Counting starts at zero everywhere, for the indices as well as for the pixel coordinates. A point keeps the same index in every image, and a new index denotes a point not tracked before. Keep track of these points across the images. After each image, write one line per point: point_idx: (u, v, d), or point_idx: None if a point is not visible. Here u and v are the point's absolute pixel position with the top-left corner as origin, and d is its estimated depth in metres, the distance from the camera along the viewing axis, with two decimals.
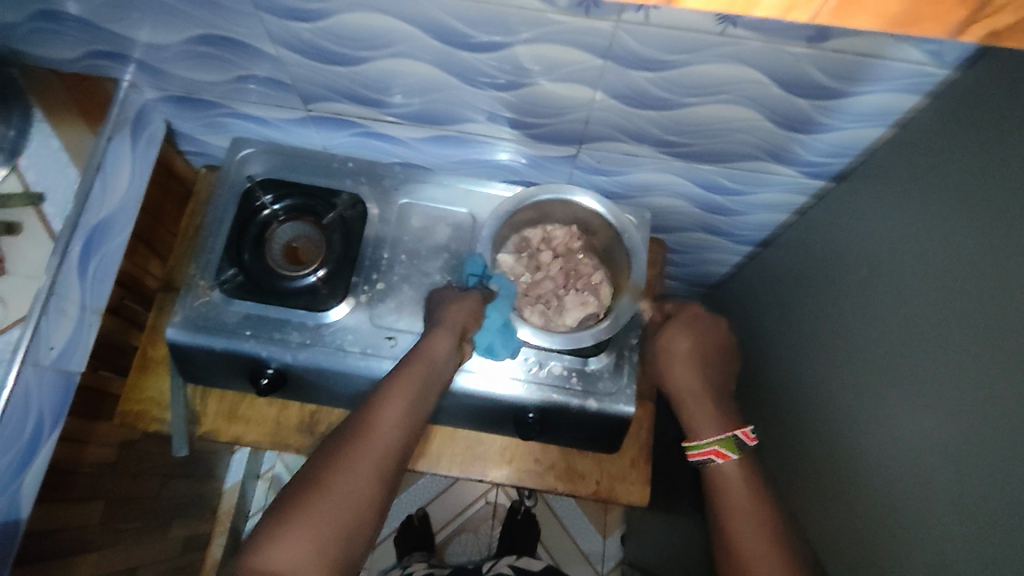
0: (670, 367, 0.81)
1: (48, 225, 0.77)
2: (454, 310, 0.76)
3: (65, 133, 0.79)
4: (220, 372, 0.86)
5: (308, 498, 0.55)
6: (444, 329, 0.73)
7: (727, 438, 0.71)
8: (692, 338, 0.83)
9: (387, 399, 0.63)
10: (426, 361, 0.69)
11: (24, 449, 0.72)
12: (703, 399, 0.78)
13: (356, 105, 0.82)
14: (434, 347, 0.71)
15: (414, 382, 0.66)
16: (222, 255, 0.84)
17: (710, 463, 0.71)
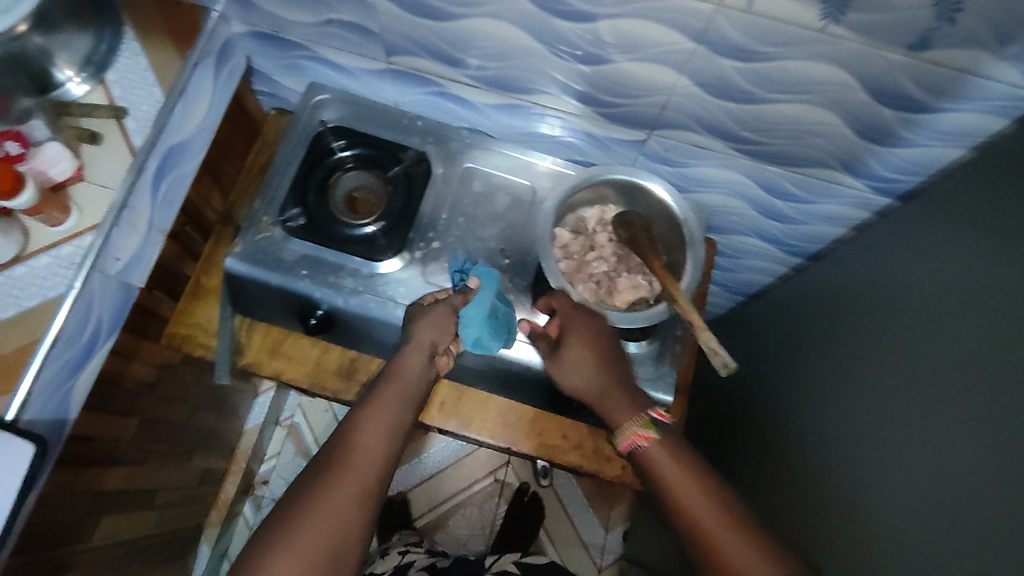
0: (568, 374, 0.73)
1: (129, 138, 0.77)
2: (439, 310, 0.75)
3: (154, 54, 0.81)
4: (272, 307, 0.88)
5: (302, 515, 0.58)
6: (430, 328, 0.74)
7: (648, 421, 0.66)
8: (585, 347, 0.72)
9: (370, 414, 0.66)
10: (407, 371, 0.71)
11: (80, 353, 0.74)
12: (617, 401, 0.70)
13: (434, 62, 0.82)
14: (417, 354, 0.72)
15: (396, 395, 0.69)
16: (286, 195, 0.86)
17: (639, 449, 0.66)
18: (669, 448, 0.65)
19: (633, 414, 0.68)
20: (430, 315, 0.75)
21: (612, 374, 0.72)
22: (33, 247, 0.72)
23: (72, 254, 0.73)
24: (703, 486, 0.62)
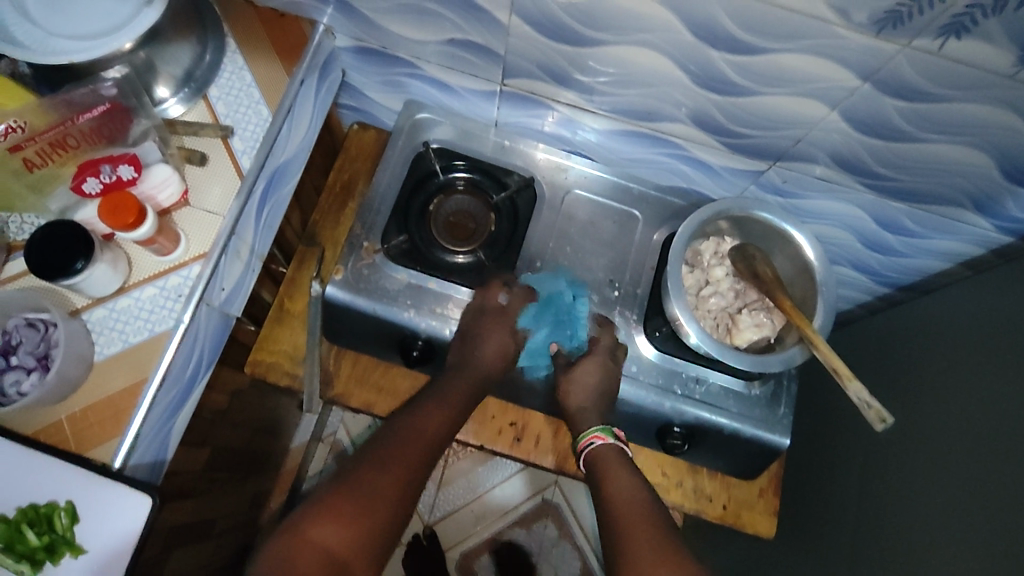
0: (568, 391, 0.78)
1: (236, 160, 0.72)
2: (500, 322, 0.78)
3: (258, 68, 0.76)
4: (368, 336, 0.84)
5: (349, 489, 0.58)
6: (494, 337, 0.77)
7: (607, 432, 0.72)
8: (592, 380, 0.77)
9: (425, 412, 0.69)
10: (468, 373, 0.76)
11: (182, 391, 0.68)
12: (586, 419, 0.76)
13: (552, 84, 0.79)
14: (483, 361, 0.77)
15: (452, 398, 0.72)
16: (389, 219, 0.82)
17: (591, 451, 0.71)
18: (622, 456, 0.70)
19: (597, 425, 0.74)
20: (483, 320, 0.78)
21: (606, 406, 0.77)
22: (139, 277, 0.67)
23: (180, 286, 0.68)
24: (631, 477, 0.66)
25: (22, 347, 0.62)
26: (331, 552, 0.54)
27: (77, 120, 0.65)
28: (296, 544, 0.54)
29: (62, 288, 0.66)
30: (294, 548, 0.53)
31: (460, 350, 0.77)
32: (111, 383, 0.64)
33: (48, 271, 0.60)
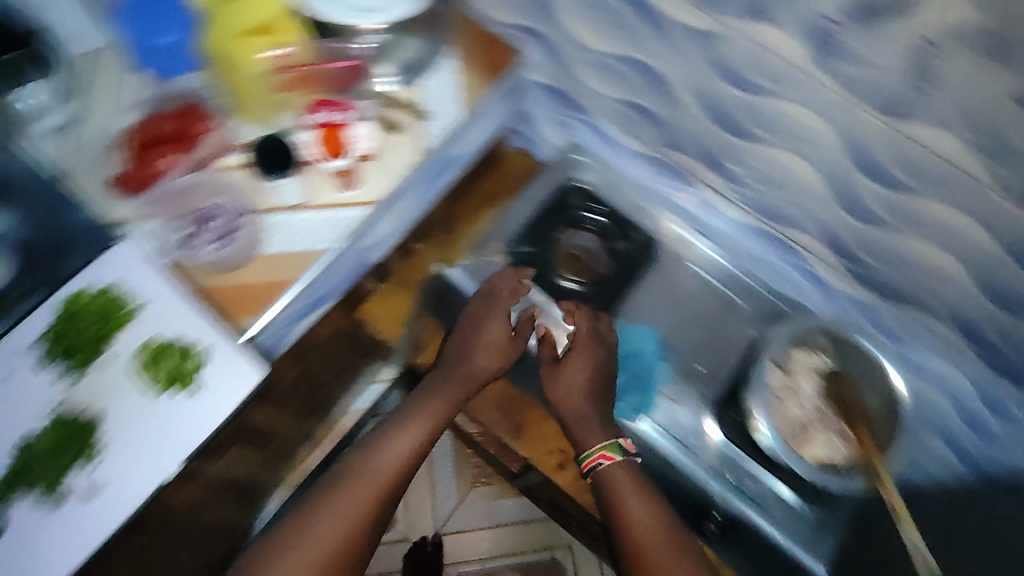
0: (553, 382, 0.86)
1: (420, 139, 0.84)
2: (493, 322, 0.86)
3: (463, 73, 0.89)
4: (466, 321, 0.94)
5: (324, 507, 0.71)
6: (485, 342, 0.86)
7: (614, 444, 0.81)
8: (583, 370, 0.85)
9: (401, 432, 0.79)
10: (447, 390, 0.85)
11: (311, 302, 0.80)
12: (591, 425, 0.83)
13: (704, 165, 0.87)
14: (464, 374, 0.85)
15: (431, 414, 0.82)
16: (523, 230, 0.95)
17: (599, 468, 0.80)
18: (630, 474, 0.80)
19: (603, 441, 0.82)
20: (480, 327, 0.86)
21: (600, 396, 0.85)
22: (320, 201, 0.79)
23: (346, 220, 0.79)
24: (643, 501, 0.77)
25: (217, 220, 0.77)
26: None
27: (328, 65, 0.81)
28: None
29: (263, 183, 0.79)
30: None
31: (445, 374, 0.86)
32: (266, 274, 0.76)
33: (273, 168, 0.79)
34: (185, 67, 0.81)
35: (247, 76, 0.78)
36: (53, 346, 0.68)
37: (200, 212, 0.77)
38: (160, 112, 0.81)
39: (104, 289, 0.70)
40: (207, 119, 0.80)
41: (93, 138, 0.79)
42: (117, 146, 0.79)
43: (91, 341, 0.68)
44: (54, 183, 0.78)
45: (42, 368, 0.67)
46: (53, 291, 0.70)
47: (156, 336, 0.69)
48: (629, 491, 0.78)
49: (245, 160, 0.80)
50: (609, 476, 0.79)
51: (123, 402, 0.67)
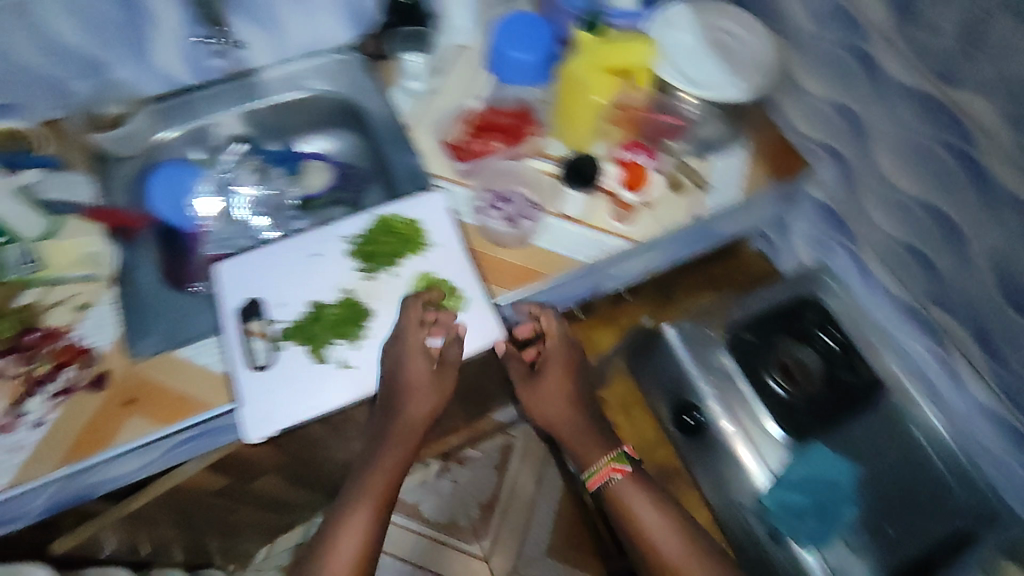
0: (540, 408, 0.86)
1: (694, 205, 0.90)
2: (413, 365, 0.75)
3: (752, 163, 0.93)
4: (663, 380, 0.95)
5: (331, 561, 0.72)
6: (417, 388, 0.76)
7: (618, 454, 0.82)
8: (562, 388, 0.86)
9: (370, 484, 0.76)
10: (398, 450, 0.77)
11: (550, 300, 0.90)
12: (587, 438, 0.84)
13: (972, 339, 0.82)
14: (404, 431, 0.77)
15: (397, 458, 0.77)
16: (749, 318, 0.95)
17: (608, 484, 0.81)
18: (636, 481, 0.81)
19: (605, 453, 0.83)
20: (403, 372, 0.75)
21: (587, 418, 0.85)
22: (593, 221, 0.88)
23: (607, 244, 0.87)
24: (651, 505, 0.78)
25: (508, 205, 0.89)
26: None
27: (659, 117, 0.90)
28: None
29: (559, 189, 0.90)
30: None
31: (387, 425, 0.77)
32: (528, 261, 0.86)
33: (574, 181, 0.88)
34: (528, 82, 0.97)
35: (583, 101, 0.85)
36: (358, 247, 0.84)
37: (499, 193, 0.89)
38: (501, 109, 0.96)
39: (412, 220, 0.86)
40: (533, 126, 0.94)
41: (442, 107, 0.98)
42: (456, 120, 0.96)
43: (385, 254, 0.84)
44: (403, 131, 0.96)
45: (348, 259, 0.83)
46: (374, 206, 0.87)
47: (430, 272, 0.83)
48: (638, 498, 0.79)
49: (550, 168, 0.92)
50: (617, 485, 0.80)
51: (386, 308, 0.81)
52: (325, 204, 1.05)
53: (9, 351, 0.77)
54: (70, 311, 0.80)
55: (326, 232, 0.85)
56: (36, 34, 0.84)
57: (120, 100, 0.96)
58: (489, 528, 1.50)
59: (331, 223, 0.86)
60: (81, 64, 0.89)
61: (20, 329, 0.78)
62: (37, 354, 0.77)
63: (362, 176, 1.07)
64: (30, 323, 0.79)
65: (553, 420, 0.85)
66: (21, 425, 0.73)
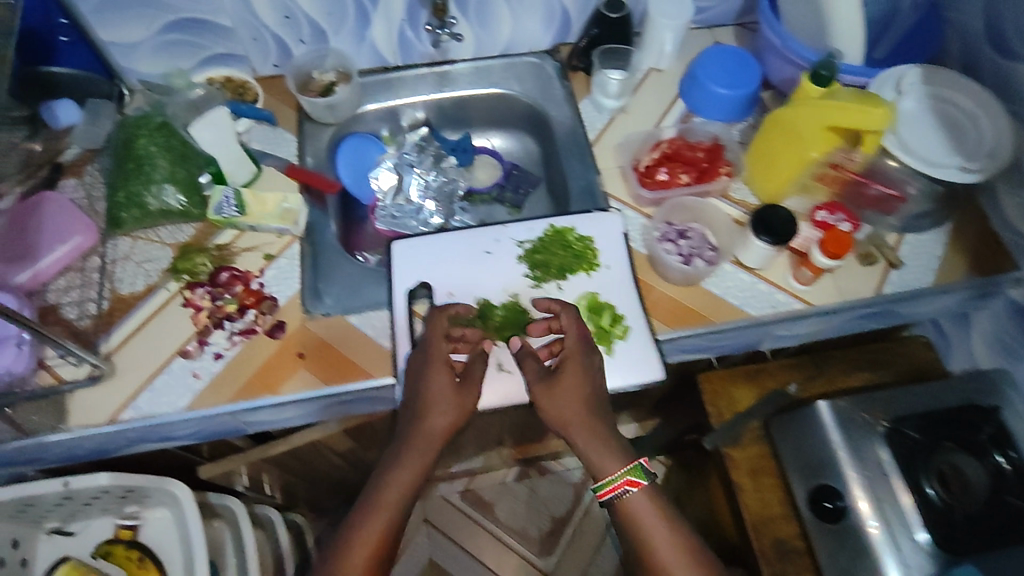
0: (550, 404, 0.73)
1: (884, 281, 0.84)
2: (436, 377, 0.73)
3: (952, 251, 0.87)
4: (807, 459, 0.88)
5: (341, 572, 0.69)
6: (436, 402, 0.73)
7: (633, 466, 0.72)
8: (576, 386, 0.72)
9: (381, 494, 0.72)
10: (413, 463, 0.73)
11: (709, 346, 0.84)
12: (604, 446, 0.72)
13: None
14: (427, 444, 0.73)
15: (412, 471, 0.73)
16: (915, 414, 0.88)
17: (623, 497, 0.72)
18: (651, 499, 0.72)
19: (622, 464, 0.72)
20: (425, 383, 0.73)
21: (602, 421, 0.73)
22: (768, 274, 0.85)
23: (778, 301, 0.84)
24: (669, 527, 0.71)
25: (687, 241, 0.86)
26: None
27: (873, 185, 0.85)
28: None
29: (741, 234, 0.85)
30: None
31: (403, 435, 0.74)
32: (695, 301, 0.83)
33: (762, 232, 0.81)
34: (721, 117, 0.99)
35: (797, 151, 0.81)
36: (529, 254, 0.84)
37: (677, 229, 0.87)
38: (694, 142, 0.94)
39: (587, 237, 0.85)
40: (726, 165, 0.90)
41: (629, 128, 0.99)
42: (643, 144, 0.96)
43: (555, 266, 0.83)
44: (587, 146, 0.98)
45: (520, 262, 0.84)
46: (549, 216, 0.87)
47: (597, 292, 0.81)
48: (652, 511, 0.72)
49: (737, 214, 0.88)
50: (630, 499, 0.72)
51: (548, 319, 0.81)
52: (491, 199, 1.10)
53: (201, 284, 0.83)
54: (261, 256, 0.86)
55: (499, 232, 0.86)
56: None
57: (334, 69, 1.00)
58: (558, 546, 1.49)
59: (507, 224, 0.87)
60: (309, 30, 0.96)
61: (216, 266, 0.84)
62: (225, 293, 0.83)
63: (531, 178, 1.10)
64: (225, 264, 0.85)
65: (564, 424, 0.73)
66: (204, 354, 0.79)
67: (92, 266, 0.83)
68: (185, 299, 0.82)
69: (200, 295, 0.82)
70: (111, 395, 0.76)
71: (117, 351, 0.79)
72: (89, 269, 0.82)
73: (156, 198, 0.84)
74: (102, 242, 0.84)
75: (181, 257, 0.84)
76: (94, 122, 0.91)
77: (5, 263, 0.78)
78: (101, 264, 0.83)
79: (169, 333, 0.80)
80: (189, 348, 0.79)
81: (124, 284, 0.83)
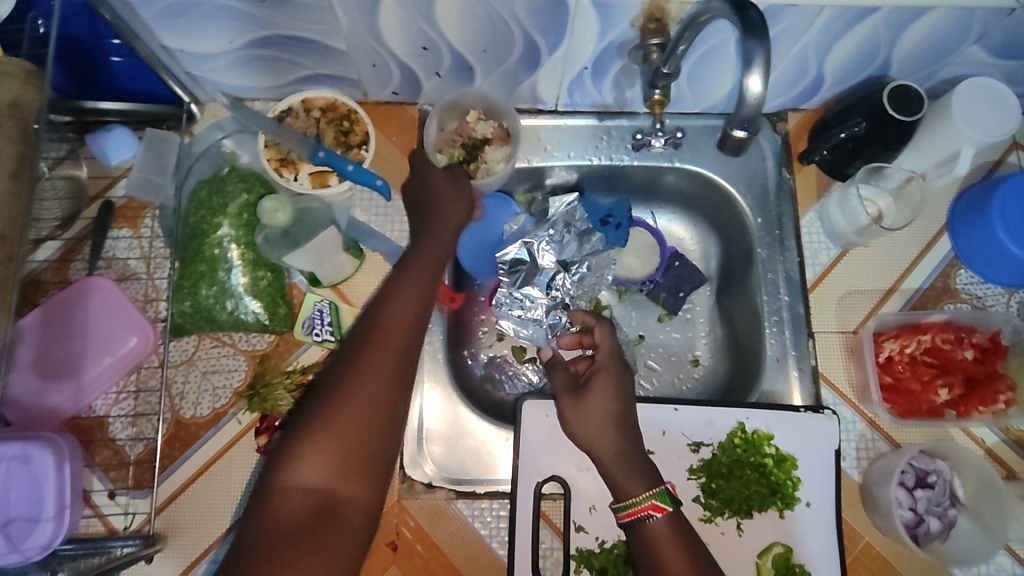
0: (577, 424, 0.61)
1: None
2: (448, 206, 0.66)
3: None
4: None
5: (361, 378, 0.50)
6: (448, 197, 0.67)
7: (659, 489, 0.56)
8: (608, 399, 0.61)
9: (382, 326, 0.54)
10: (437, 249, 0.63)
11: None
12: (632, 466, 0.58)
13: None
14: (424, 271, 0.60)
15: (413, 297, 0.56)
16: None
17: (647, 522, 0.55)
18: (678, 532, 0.55)
19: (647, 486, 0.57)
20: (437, 210, 0.66)
21: (633, 445, 0.60)
22: (1017, 548, 0.64)
23: None
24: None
25: (928, 496, 0.63)
26: (310, 482, 0.47)
27: None
28: (281, 480, 0.47)
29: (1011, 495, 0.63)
30: (283, 483, 0.47)
31: (422, 208, 0.67)
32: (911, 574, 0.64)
33: None
34: (1007, 280, 0.70)
35: None
36: (706, 468, 0.64)
37: (915, 470, 0.63)
38: (963, 329, 0.66)
39: (789, 458, 0.64)
40: (1008, 386, 0.64)
41: (865, 273, 0.72)
42: (893, 320, 0.67)
43: (740, 498, 0.63)
44: (801, 288, 0.71)
45: (693, 475, 0.64)
46: (741, 409, 0.65)
47: (787, 547, 0.62)
48: (677, 549, 0.54)
49: (993, 446, 0.66)
50: (655, 526, 0.55)
51: None
52: (641, 295, 0.83)
53: (278, 427, 0.64)
54: None
55: (669, 418, 0.65)
56: (418, 26, 0.60)
57: (494, 120, 0.73)
58: None
59: (679, 407, 0.65)
60: (450, 63, 0.67)
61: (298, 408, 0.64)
62: None
63: (697, 276, 0.82)
64: None
65: (592, 441, 0.60)
66: None
67: (150, 377, 0.65)
68: (259, 445, 0.64)
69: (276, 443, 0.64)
70: (165, 563, 0.62)
71: (172, 503, 0.63)
72: (147, 378, 0.65)
73: (229, 308, 0.65)
74: (163, 345, 0.65)
75: (257, 383, 0.65)
76: (157, 157, 0.69)
77: (45, 377, 0.62)
78: (161, 372, 0.65)
79: (236, 487, 0.63)
80: None
81: (187, 404, 0.65)
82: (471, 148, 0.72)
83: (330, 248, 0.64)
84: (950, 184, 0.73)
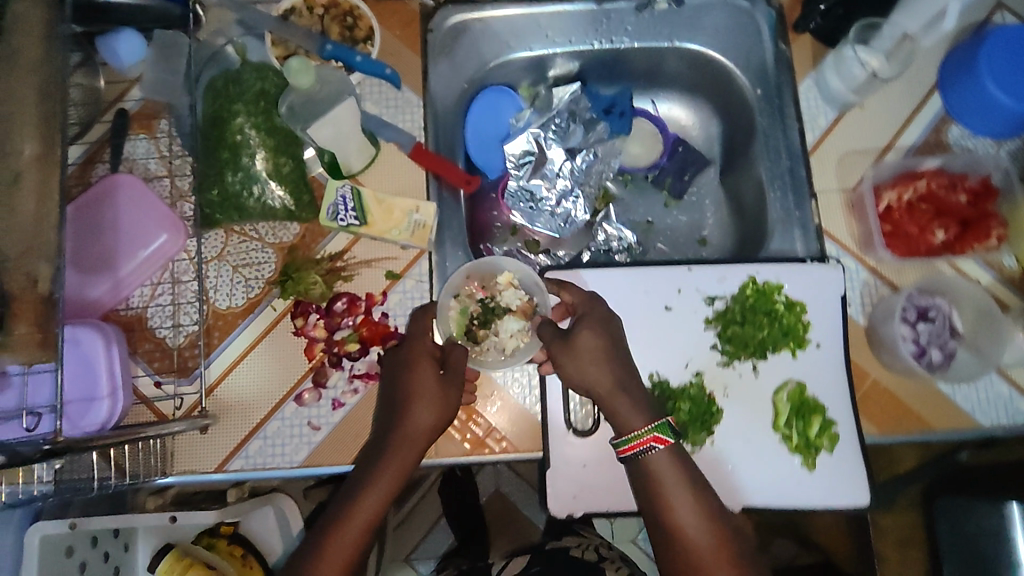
0: (569, 366, 0.60)
1: None
2: (415, 371, 0.61)
3: None
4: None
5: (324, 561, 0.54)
6: (421, 397, 0.60)
7: (661, 422, 0.56)
8: (598, 335, 0.61)
9: (352, 508, 0.56)
10: (416, 440, 0.59)
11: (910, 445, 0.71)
12: (634, 400, 0.58)
13: None
14: (393, 474, 0.58)
15: (395, 473, 0.58)
16: None
17: (648, 454, 0.56)
18: (679, 462, 0.56)
19: (647, 420, 0.57)
20: (405, 379, 0.61)
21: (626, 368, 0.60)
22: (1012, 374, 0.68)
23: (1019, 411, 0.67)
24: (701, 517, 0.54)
25: (930, 326, 0.68)
26: None
27: None
28: None
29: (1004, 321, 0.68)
30: None
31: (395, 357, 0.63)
32: (916, 402, 0.68)
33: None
34: (995, 130, 0.73)
35: None
36: (722, 318, 0.68)
37: (916, 305, 0.68)
38: (956, 176, 0.70)
39: (798, 304, 0.68)
40: (1000, 223, 0.69)
41: (862, 133, 0.74)
42: (890, 170, 0.70)
43: (755, 341, 0.67)
44: (801, 152, 0.74)
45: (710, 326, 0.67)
46: (750, 263, 0.69)
47: (800, 383, 0.66)
48: (679, 482, 0.55)
49: (988, 284, 0.70)
50: (656, 460, 0.56)
51: (737, 411, 0.66)
52: (647, 183, 0.86)
53: (314, 309, 0.68)
54: (383, 272, 0.69)
55: (683, 277, 0.68)
56: None
57: (526, 292, 0.68)
58: None
59: (693, 266, 0.69)
60: None
61: (331, 289, 0.68)
62: (344, 323, 0.68)
63: (700, 159, 0.85)
64: (340, 283, 0.68)
65: (588, 382, 0.59)
66: (320, 402, 0.66)
67: (184, 270, 0.67)
68: (297, 327, 0.67)
69: (313, 323, 0.67)
70: (218, 439, 0.65)
71: (219, 384, 0.66)
72: (181, 271, 0.67)
73: (255, 194, 0.68)
74: (193, 239, 0.67)
75: (289, 270, 0.67)
76: (166, 61, 0.70)
77: (81, 272, 0.64)
78: (193, 266, 0.67)
79: (278, 366, 0.67)
80: (302, 391, 0.66)
81: (221, 295, 0.67)
82: (485, 310, 0.68)
83: (348, 124, 0.66)
84: (941, 43, 0.76)
